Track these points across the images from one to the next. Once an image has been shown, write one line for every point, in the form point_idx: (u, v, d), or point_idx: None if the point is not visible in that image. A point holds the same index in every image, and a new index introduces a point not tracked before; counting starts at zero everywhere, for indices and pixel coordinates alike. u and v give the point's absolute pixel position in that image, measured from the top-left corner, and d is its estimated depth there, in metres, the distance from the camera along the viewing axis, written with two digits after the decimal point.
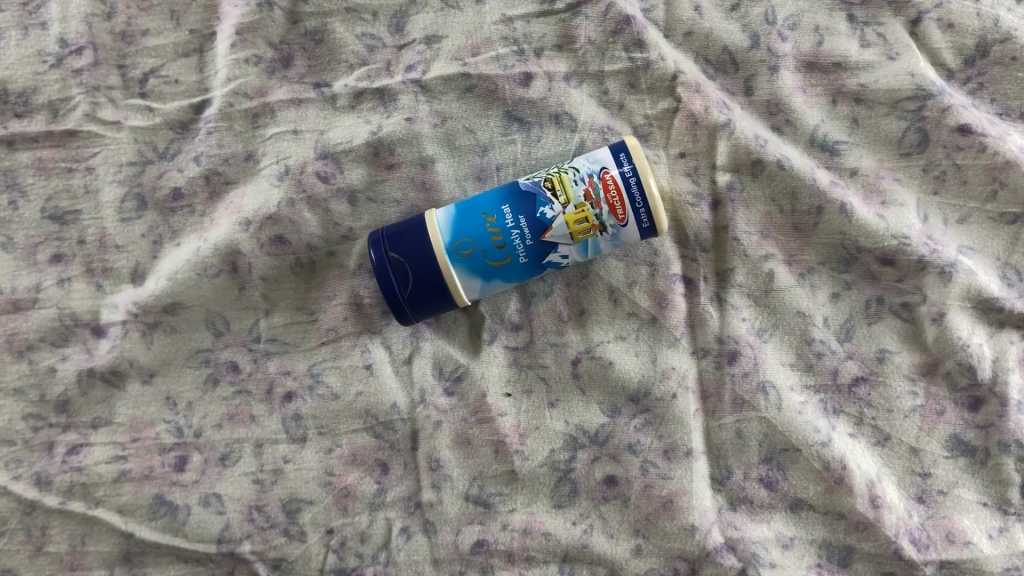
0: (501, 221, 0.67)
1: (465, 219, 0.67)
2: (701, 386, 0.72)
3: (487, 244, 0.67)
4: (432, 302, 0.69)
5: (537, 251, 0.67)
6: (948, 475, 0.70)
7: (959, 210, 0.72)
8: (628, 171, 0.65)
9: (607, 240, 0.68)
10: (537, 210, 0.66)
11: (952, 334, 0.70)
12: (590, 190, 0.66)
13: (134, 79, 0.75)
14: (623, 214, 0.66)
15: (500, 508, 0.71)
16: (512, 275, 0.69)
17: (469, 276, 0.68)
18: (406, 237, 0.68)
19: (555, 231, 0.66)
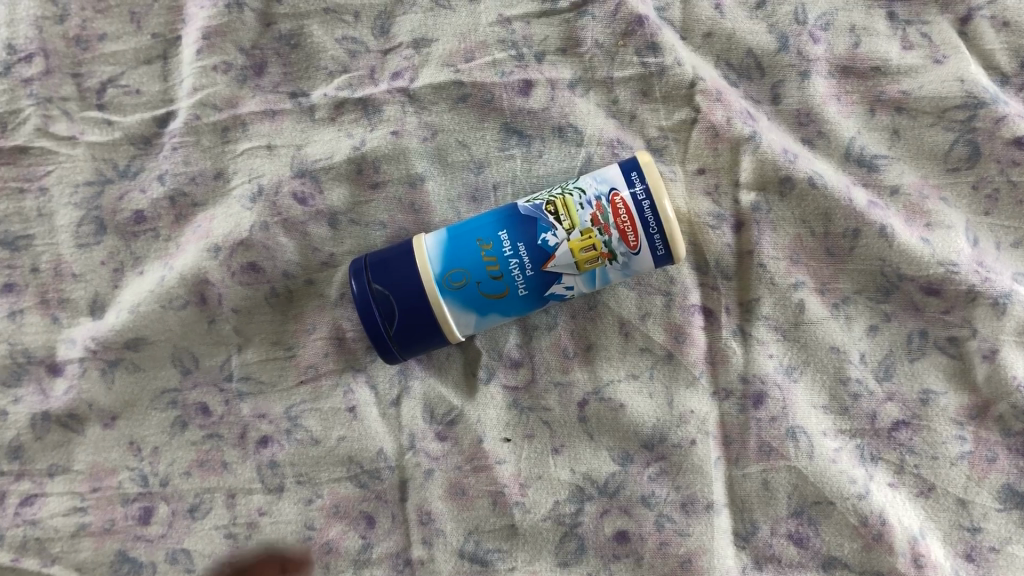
0: (497, 249, 0.59)
1: (458, 245, 0.59)
2: (723, 431, 0.65)
3: (482, 275, 0.59)
4: (422, 340, 0.61)
5: (538, 282, 0.59)
6: (1001, 531, 0.62)
7: (1014, 233, 0.63)
8: (640, 192, 0.57)
9: (617, 270, 0.60)
10: (538, 236, 0.58)
11: (1005, 373, 0.62)
12: (597, 214, 0.58)
13: (91, 89, 0.68)
14: (635, 240, 0.58)
15: (499, 567, 0.64)
16: (510, 310, 0.61)
17: (463, 310, 0.60)
18: (390, 266, 0.60)
19: (558, 260, 0.59)
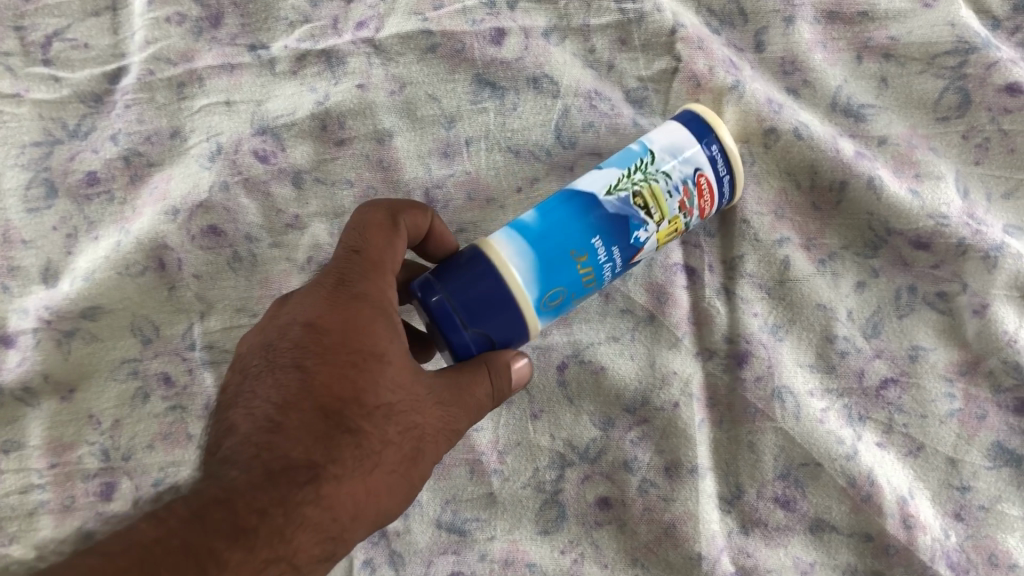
0: (592, 257, 0.52)
1: (551, 262, 0.51)
2: (709, 392, 0.63)
3: (579, 287, 0.52)
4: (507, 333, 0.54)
5: (620, 274, 0.55)
6: (990, 489, 0.61)
7: (1006, 183, 0.61)
8: (722, 171, 0.55)
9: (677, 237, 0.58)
10: (631, 236, 0.53)
11: (995, 328, 0.61)
12: (684, 200, 0.54)
13: (35, 43, 0.64)
14: (707, 213, 0.57)
15: (478, 536, 0.62)
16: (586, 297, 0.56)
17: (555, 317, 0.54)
18: (479, 303, 0.50)
19: (645, 252, 0.55)
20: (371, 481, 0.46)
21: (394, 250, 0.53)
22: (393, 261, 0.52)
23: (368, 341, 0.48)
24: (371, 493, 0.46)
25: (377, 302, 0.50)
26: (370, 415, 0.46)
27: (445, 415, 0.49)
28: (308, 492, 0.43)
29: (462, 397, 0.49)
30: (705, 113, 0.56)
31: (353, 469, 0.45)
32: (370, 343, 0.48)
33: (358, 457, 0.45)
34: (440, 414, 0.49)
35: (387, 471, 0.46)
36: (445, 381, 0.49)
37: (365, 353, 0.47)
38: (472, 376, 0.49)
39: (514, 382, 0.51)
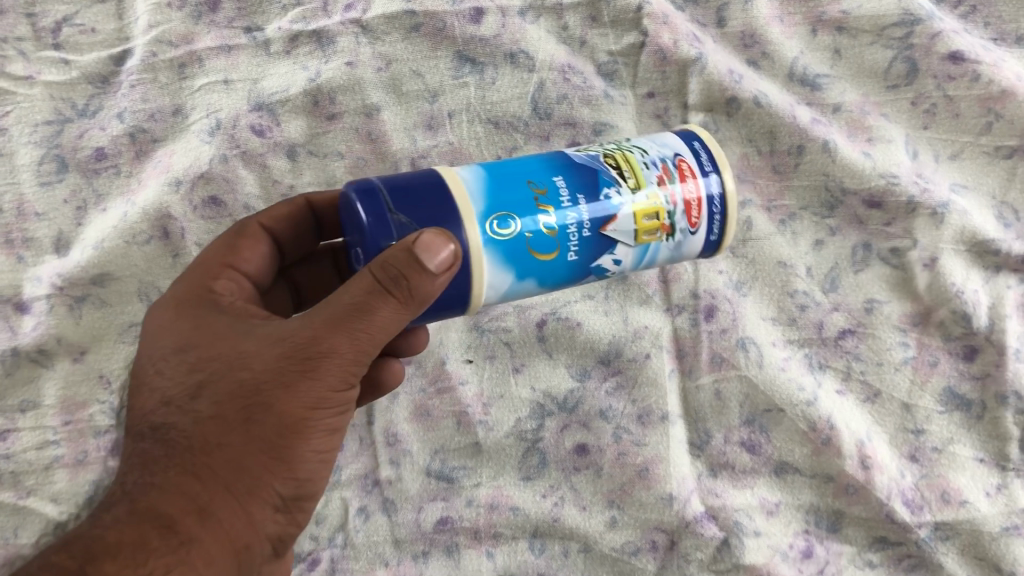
0: (552, 197, 0.49)
1: (499, 182, 0.49)
2: (677, 345, 0.67)
3: (534, 224, 0.48)
4: (436, 309, 0.48)
5: (590, 246, 0.50)
6: (943, 432, 0.66)
7: (951, 145, 0.66)
8: (709, 165, 0.52)
9: (667, 251, 0.53)
10: (600, 192, 0.50)
11: (945, 280, 0.65)
12: (662, 177, 0.52)
13: (46, 28, 0.68)
14: (696, 217, 0.52)
15: (465, 483, 0.67)
16: (549, 278, 0.50)
17: (500, 266, 0.48)
18: (408, 195, 0.46)
19: (620, 222, 0.50)
20: (197, 466, 0.44)
21: (226, 248, 0.55)
22: (226, 256, 0.55)
23: (184, 336, 0.48)
24: (215, 477, 0.44)
25: (195, 293, 0.51)
26: (185, 402, 0.46)
27: (284, 356, 0.44)
28: (131, 508, 0.44)
29: (302, 334, 0.44)
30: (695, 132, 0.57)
31: (177, 464, 0.45)
32: (184, 337, 0.48)
33: (171, 449, 0.45)
34: (276, 363, 0.44)
35: (210, 446, 0.44)
36: (286, 331, 0.45)
37: (172, 346, 0.48)
38: (330, 309, 0.44)
39: (403, 265, 0.43)
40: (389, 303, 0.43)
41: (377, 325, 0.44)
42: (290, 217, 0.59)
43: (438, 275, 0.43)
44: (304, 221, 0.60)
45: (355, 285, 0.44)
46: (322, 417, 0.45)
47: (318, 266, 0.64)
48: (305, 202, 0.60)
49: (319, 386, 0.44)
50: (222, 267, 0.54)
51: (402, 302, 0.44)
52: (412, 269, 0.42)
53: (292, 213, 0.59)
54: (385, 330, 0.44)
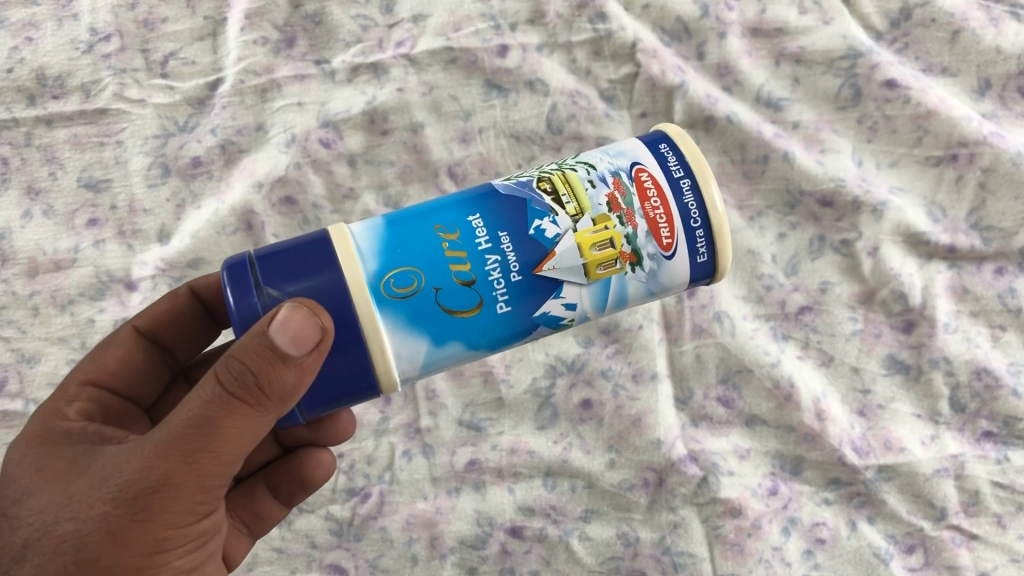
0: (468, 244, 0.53)
1: (412, 235, 0.54)
2: (665, 317, 0.82)
3: (449, 273, 0.52)
4: (339, 392, 0.52)
5: (524, 288, 0.54)
6: (886, 391, 0.80)
7: (890, 155, 0.81)
8: (680, 174, 0.56)
9: (640, 281, 0.56)
10: (530, 227, 0.54)
11: (885, 266, 0.80)
12: (615, 195, 0.55)
13: (156, 61, 0.85)
14: (668, 238, 0.55)
15: (490, 431, 0.82)
16: (479, 335, 0.54)
17: (415, 328, 0.52)
18: (287, 264, 0.51)
19: (559, 258, 0.54)
20: None
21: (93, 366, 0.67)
22: (92, 372, 0.66)
23: (21, 483, 0.54)
24: None
25: (47, 425, 0.59)
26: (15, 564, 0.52)
27: (112, 500, 0.49)
28: None
29: (137, 472, 0.49)
30: (673, 132, 0.59)
31: None
32: (31, 478, 0.54)
33: None
34: (112, 503, 0.49)
35: None
36: (122, 467, 0.50)
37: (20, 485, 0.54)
38: (164, 438, 0.49)
39: (252, 360, 0.47)
40: (228, 417, 0.48)
41: (221, 444, 0.49)
42: (171, 312, 0.70)
43: (285, 370, 0.48)
44: (185, 312, 0.70)
45: (197, 403, 0.48)
46: (168, 552, 0.51)
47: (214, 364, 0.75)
48: (187, 292, 0.70)
49: (157, 524, 0.50)
50: (81, 383, 0.65)
51: (246, 411, 0.49)
52: (257, 365, 0.47)
53: (170, 307, 0.70)
54: (234, 442, 0.49)
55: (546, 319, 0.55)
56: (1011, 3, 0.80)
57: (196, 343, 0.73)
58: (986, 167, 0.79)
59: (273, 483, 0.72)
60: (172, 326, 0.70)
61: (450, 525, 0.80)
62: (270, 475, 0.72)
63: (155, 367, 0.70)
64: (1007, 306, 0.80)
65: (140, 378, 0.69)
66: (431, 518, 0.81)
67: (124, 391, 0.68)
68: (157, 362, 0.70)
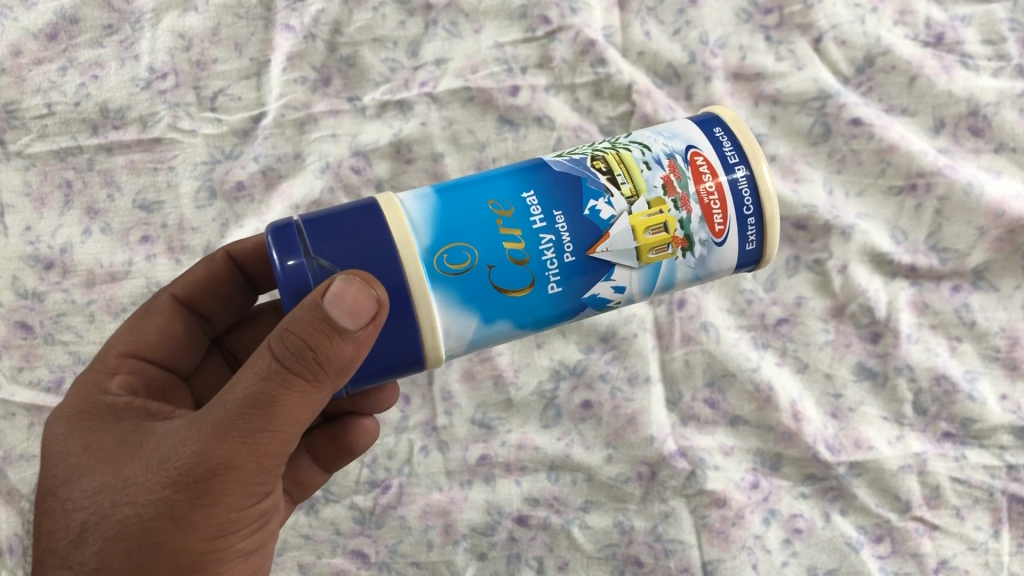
0: (521, 222, 0.57)
1: (468, 208, 0.57)
2: (657, 327, 0.91)
3: (506, 247, 0.56)
4: (393, 363, 0.56)
5: (576, 268, 0.58)
6: (856, 395, 0.89)
7: (858, 185, 0.91)
8: (735, 160, 0.60)
9: (689, 266, 0.61)
10: (585, 209, 0.58)
11: (853, 282, 0.89)
12: (670, 178, 0.59)
13: (207, 97, 0.95)
14: (720, 226, 0.60)
15: (499, 429, 0.91)
16: (528, 314, 0.58)
17: (470, 302, 0.56)
18: (340, 234, 0.54)
19: (613, 240, 0.58)
20: None
21: (131, 338, 0.71)
22: (132, 343, 0.71)
23: (73, 458, 0.59)
24: None
25: (91, 400, 0.64)
26: (78, 536, 0.57)
27: (173, 483, 0.54)
28: None
29: (197, 454, 0.53)
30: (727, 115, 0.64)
31: None
32: (84, 453, 0.59)
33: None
34: (173, 484, 0.54)
35: None
36: (180, 448, 0.54)
37: (75, 461, 0.59)
38: (220, 419, 0.53)
39: (310, 335, 0.51)
40: (283, 395, 0.52)
41: (278, 422, 0.53)
42: (210, 276, 0.75)
43: (342, 344, 0.52)
44: (222, 276, 0.76)
45: (253, 382, 0.52)
46: (231, 529, 0.56)
47: (244, 335, 0.81)
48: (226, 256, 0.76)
49: (219, 504, 0.54)
50: (122, 355, 0.70)
51: (303, 387, 0.52)
52: (315, 340, 0.51)
53: (210, 272, 0.75)
54: (291, 419, 0.53)
55: (594, 300, 0.60)
56: (961, 53, 0.91)
57: (231, 311, 0.78)
58: (942, 195, 0.89)
59: (316, 451, 0.78)
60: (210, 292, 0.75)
61: (463, 514, 0.89)
62: (314, 443, 0.78)
63: (194, 333, 0.75)
64: (963, 320, 0.89)
65: (179, 347, 0.74)
66: (445, 508, 0.89)
67: (164, 361, 0.73)
68: (195, 331, 0.76)
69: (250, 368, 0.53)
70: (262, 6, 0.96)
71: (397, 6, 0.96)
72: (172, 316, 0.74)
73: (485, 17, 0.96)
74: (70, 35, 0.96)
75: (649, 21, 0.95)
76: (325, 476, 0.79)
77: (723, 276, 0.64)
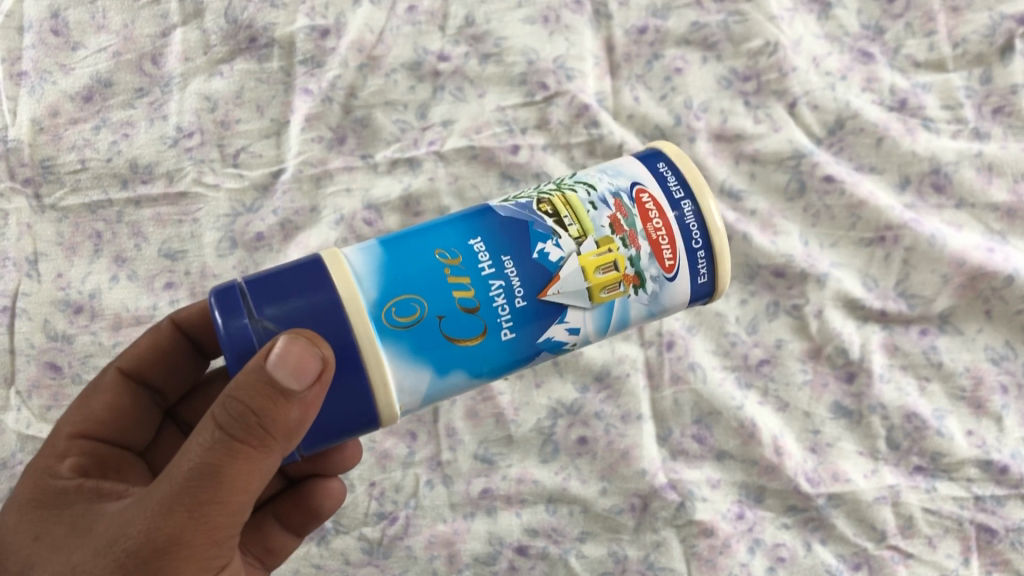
0: (471, 269, 0.61)
1: (414, 260, 0.61)
2: (648, 368, 0.98)
3: (453, 294, 0.60)
4: (345, 422, 0.59)
5: (530, 311, 0.62)
6: (833, 432, 0.96)
7: (831, 237, 0.99)
8: (681, 195, 0.65)
9: (643, 303, 0.65)
10: (533, 252, 0.62)
11: (829, 326, 0.97)
12: (618, 215, 0.64)
13: (230, 154, 1.03)
14: (671, 261, 0.64)
15: (501, 463, 0.96)
16: (482, 362, 0.62)
17: (417, 353, 0.59)
18: (284, 292, 0.58)
19: (564, 281, 0.62)
20: None
21: (82, 419, 0.75)
22: (81, 425, 0.75)
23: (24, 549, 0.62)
24: None
25: (41, 485, 0.66)
26: None
27: (121, 566, 0.54)
28: None
29: (146, 532, 0.54)
30: (671, 152, 0.69)
31: None
32: (35, 542, 0.62)
33: None
34: (121, 566, 0.54)
35: None
36: (130, 527, 0.55)
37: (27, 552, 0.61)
38: (167, 495, 0.54)
39: (255, 398, 0.53)
40: (229, 462, 0.54)
41: (227, 492, 0.54)
42: (155, 347, 0.79)
43: (288, 406, 0.54)
44: (168, 345, 0.80)
45: (199, 453, 0.54)
46: None
47: (197, 404, 0.86)
48: (171, 325, 0.80)
49: None
50: (71, 436, 0.74)
51: (251, 453, 0.54)
52: (260, 404, 0.53)
53: (155, 342, 0.79)
54: (239, 488, 0.55)
55: (550, 343, 0.64)
56: (923, 117, 1.00)
57: (182, 377, 0.83)
58: (908, 246, 0.97)
59: (283, 515, 0.82)
60: (156, 363, 0.80)
61: (467, 544, 0.94)
62: (280, 508, 0.82)
63: (148, 404, 0.80)
64: (930, 361, 0.96)
65: (129, 421, 0.78)
66: (449, 538, 0.95)
67: (118, 437, 0.77)
68: (146, 402, 0.80)
69: (194, 442, 0.54)
70: (282, 71, 1.04)
71: (407, 72, 1.04)
72: (121, 394, 0.78)
73: (488, 83, 1.04)
74: (104, 97, 1.04)
75: (638, 88, 1.04)
76: (297, 539, 0.83)
77: (678, 311, 0.69)
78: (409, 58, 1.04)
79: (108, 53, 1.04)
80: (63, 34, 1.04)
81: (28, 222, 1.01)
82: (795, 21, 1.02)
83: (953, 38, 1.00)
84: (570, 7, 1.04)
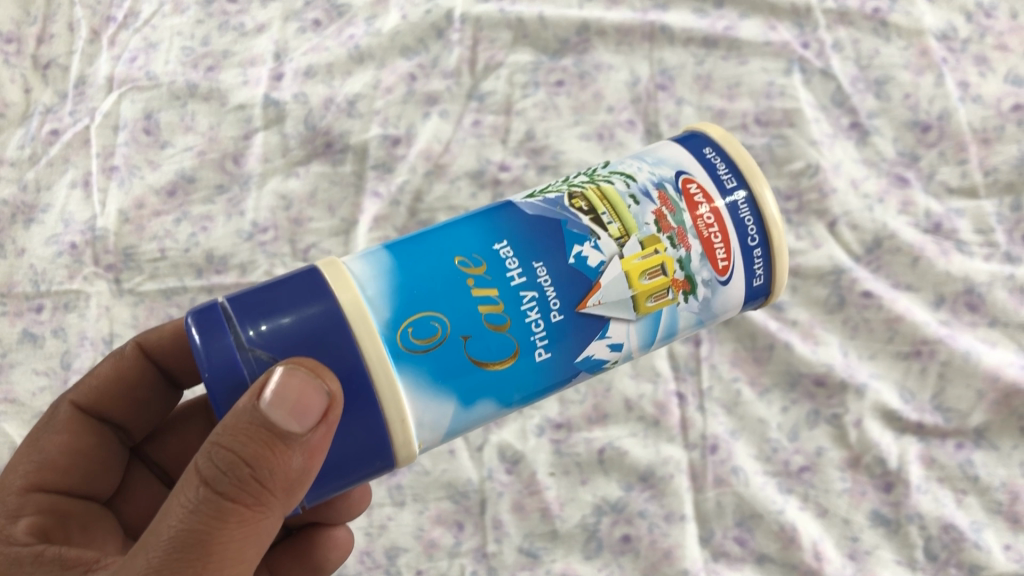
0: (500, 275, 0.62)
1: (438, 269, 0.62)
2: (692, 469, 1.00)
3: (480, 305, 0.61)
4: (358, 463, 0.58)
5: (570, 324, 0.63)
6: (871, 540, 0.98)
7: (869, 349, 1.03)
8: (738, 189, 0.68)
9: (693, 311, 0.68)
10: (567, 259, 0.63)
11: (867, 436, 1.00)
12: (663, 213, 0.66)
13: (301, 249, 1.10)
14: (726, 266, 0.67)
15: (545, 557, 0.99)
16: (521, 377, 0.63)
17: (452, 374, 0.60)
18: (273, 309, 0.57)
19: (605, 289, 0.64)
20: None
21: (36, 466, 0.74)
22: (45, 478, 0.73)
23: None
24: None
25: None
26: None
27: None
28: None
29: None
30: (723, 139, 0.72)
31: None
32: None
33: None
34: None
35: None
36: None
37: None
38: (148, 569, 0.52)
39: (250, 447, 0.53)
40: (218, 523, 0.52)
41: (217, 564, 0.52)
42: (119, 377, 0.79)
43: (289, 453, 0.54)
44: (131, 373, 0.79)
45: (185, 516, 0.53)
46: None
47: (165, 442, 0.87)
48: (136, 349, 0.79)
49: None
50: (24, 490, 0.72)
51: (245, 513, 0.53)
52: (255, 454, 0.53)
53: (118, 371, 0.79)
54: (232, 558, 0.53)
55: (589, 363, 0.65)
56: (956, 240, 1.05)
57: (147, 413, 0.82)
58: (943, 360, 1.01)
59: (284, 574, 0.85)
60: (119, 396, 0.79)
61: None
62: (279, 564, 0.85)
63: (110, 440, 0.79)
64: (966, 474, 0.99)
65: (91, 467, 0.77)
66: None
67: (78, 487, 0.76)
68: (109, 440, 0.79)
69: (178, 510, 0.53)
70: (354, 175, 1.12)
71: (470, 180, 1.12)
72: (84, 437, 0.77)
73: None
74: (186, 192, 1.11)
75: None
76: None
77: (732, 315, 0.71)
78: (472, 167, 1.12)
79: (192, 152, 1.12)
80: (154, 133, 1.12)
81: (106, 305, 1.07)
82: (835, 146, 1.09)
83: (984, 167, 1.07)
84: (624, 127, 1.12)
